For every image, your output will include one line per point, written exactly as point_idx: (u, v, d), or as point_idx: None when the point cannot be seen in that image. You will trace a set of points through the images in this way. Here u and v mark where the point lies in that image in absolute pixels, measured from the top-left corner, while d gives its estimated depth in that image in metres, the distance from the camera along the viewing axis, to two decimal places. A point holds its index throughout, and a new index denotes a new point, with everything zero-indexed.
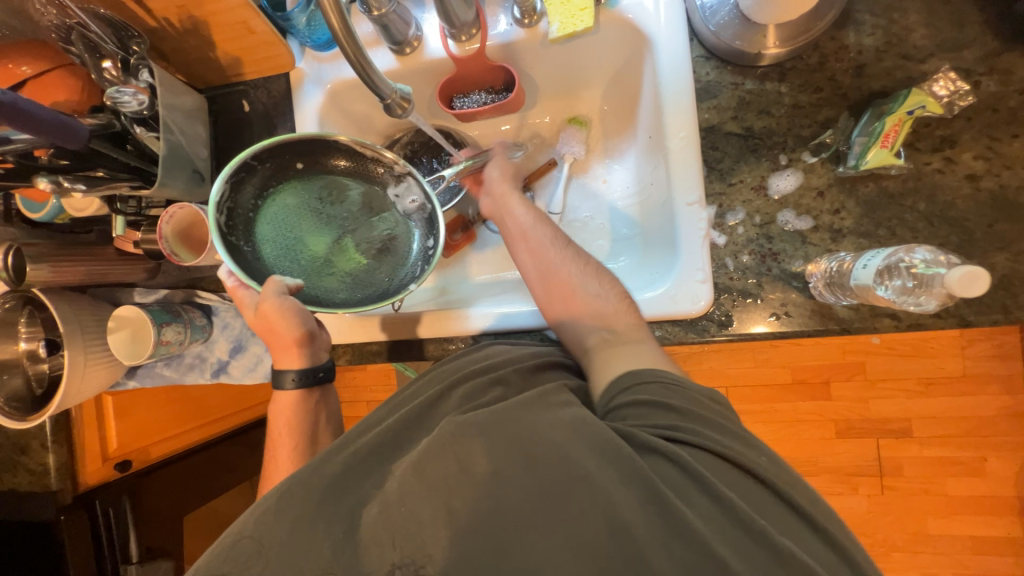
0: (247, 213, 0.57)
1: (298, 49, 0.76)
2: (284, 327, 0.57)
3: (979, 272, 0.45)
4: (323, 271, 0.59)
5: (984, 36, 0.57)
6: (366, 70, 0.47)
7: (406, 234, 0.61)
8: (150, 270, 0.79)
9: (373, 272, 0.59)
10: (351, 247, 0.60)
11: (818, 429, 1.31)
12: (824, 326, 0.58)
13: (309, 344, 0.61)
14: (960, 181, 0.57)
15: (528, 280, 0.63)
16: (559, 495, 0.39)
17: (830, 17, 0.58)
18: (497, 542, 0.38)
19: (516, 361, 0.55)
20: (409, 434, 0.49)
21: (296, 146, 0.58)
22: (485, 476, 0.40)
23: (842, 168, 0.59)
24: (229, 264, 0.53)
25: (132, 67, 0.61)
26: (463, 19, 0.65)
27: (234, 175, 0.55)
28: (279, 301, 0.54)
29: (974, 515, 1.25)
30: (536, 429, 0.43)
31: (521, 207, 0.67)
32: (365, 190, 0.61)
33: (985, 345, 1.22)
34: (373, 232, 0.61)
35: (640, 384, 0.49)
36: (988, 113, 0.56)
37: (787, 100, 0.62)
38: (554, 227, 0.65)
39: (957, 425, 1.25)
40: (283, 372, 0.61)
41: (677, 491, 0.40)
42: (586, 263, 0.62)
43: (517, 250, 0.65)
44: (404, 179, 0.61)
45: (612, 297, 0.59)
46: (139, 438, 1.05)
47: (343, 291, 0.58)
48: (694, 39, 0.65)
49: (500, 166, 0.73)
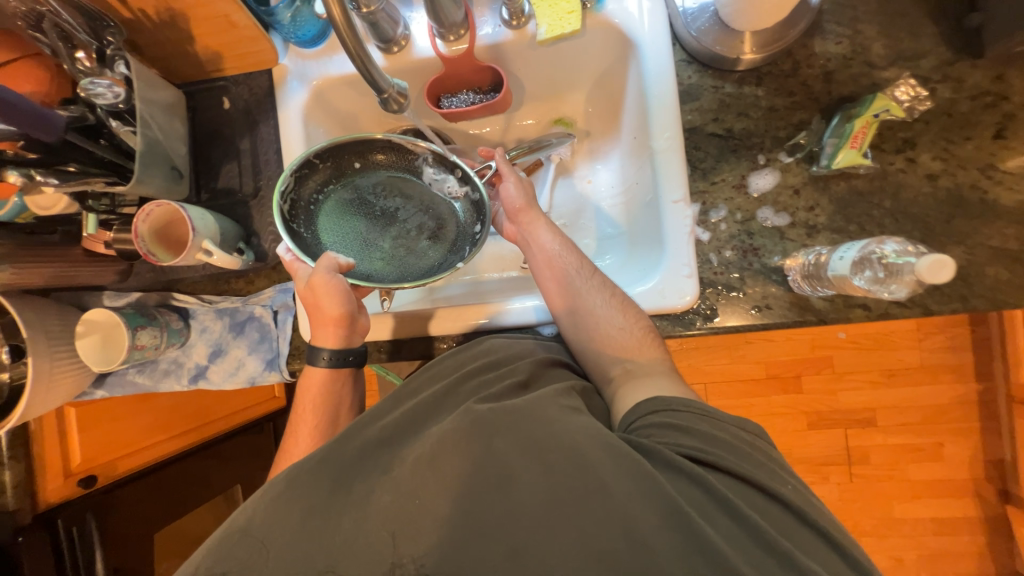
0: (309, 205, 0.65)
1: (282, 45, 0.74)
2: (327, 303, 0.60)
3: (945, 259, 0.48)
4: (375, 254, 0.65)
5: (938, 47, 0.62)
6: (367, 64, 0.47)
7: (451, 220, 0.67)
8: (122, 271, 0.76)
9: (420, 254, 0.66)
10: (402, 233, 0.66)
11: (792, 422, 1.37)
12: (802, 317, 0.61)
13: (348, 327, 0.62)
14: (921, 181, 0.61)
15: (552, 307, 0.63)
16: (581, 507, 0.42)
17: (801, 25, 0.62)
18: (512, 544, 0.41)
19: (529, 354, 0.59)
20: (415, 435, 0.51)
21: (352, 147, 0.65)
22: (498, 477, 0.44)
23: (815, 168, 0.63)
24: (289, 244, 0.61)
25: (109, 58, 0.59)
26: (452, 19, 0.66)
27: (298, 171, 0.63)
28: (328, 276, 0.60)
29: (934, 498, 1.33)
30: (551, 432, 0.46)
31: (546, 235, 0.66)
32: (417, 185, 0.68)
33: (939, 337, 1.31)
34: (422, 220, 0.67)
35: (668, 411, 0.50)
36: (943, 118, 0.61)
37: (764, 103, 0.65)
38: (580, 255, 0.65)
39: (917, 414, 1.33)
40: (318, 348, 0.62)
41: (699, 510, 0.42)
42: (612, 292, 0.62)
43: (542, 276, 0.65)
44: (452, 172, 0.66)
45: (637, 330, 0.60)
46: (107, 453, 1.00)
47: (390, 272, 0.64)
48: (676, 44, 0.68)
49: (518, 189, 0.69)
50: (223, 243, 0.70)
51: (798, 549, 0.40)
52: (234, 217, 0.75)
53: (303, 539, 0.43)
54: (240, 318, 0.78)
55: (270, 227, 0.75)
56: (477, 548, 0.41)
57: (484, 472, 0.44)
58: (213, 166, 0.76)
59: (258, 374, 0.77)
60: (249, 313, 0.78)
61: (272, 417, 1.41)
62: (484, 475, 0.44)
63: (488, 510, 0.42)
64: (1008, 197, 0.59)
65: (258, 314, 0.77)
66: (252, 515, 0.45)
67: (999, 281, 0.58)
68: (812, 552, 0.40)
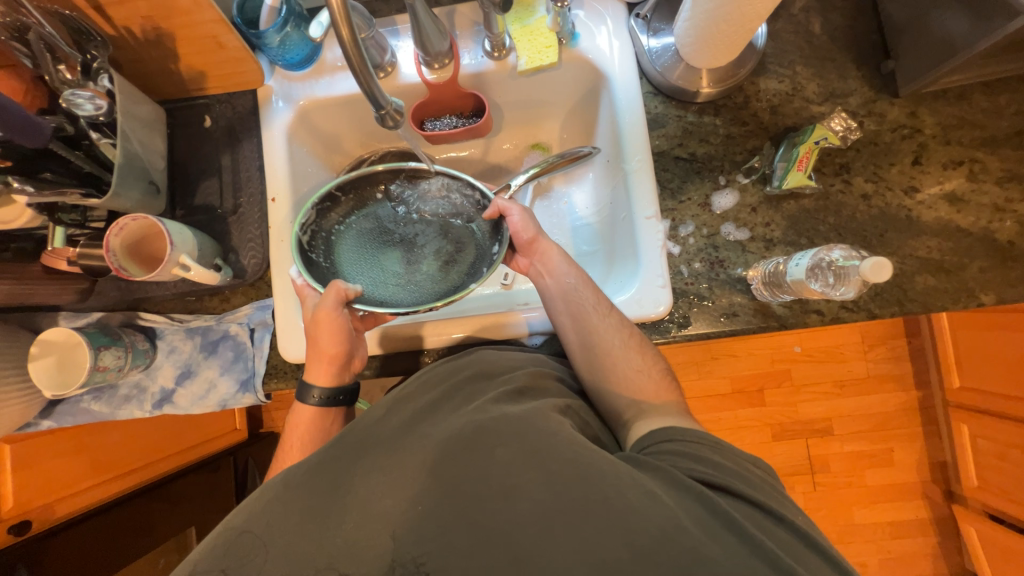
0: (328, 235, 0.68)
1: (267, 67, 0.76)
2: (326, 341, 0.62)
3: (883, 262, 0.56)
4: (392, 279, 0.69)
5: (862, 87, 0.72)
6: (369, 83, 0.49)
7: (469, 244, 0.70)
8: (83, 291, 0.71)
9: (438, 278, 0.69)
10: (421, 258, 0.70)
11: (757, 434, 1.43)
12: (766, 323, 0.67)
13: (342, 364, 0.65)
14: (857, 200, 0.69)
15: (568, 344, 0.65)
16: (583, 516, 0.44)
17: (750, 65, 0.71)
18: (517, 554, 0.43)
19: (523, 366, 0.62)
20: (408, 448, 0.53)
21: (372, 179, 0.69)
22: (503, 488, 0.47)
23: (769, 188, 0.70)
24: (303, 271, 0.63)
25: (93, 71, 0.61)
26: (437, 48, 0.69)
27: (320, 204, 0.67)
28: (334, 310, 0.62)
29: (889, 502, 1.41)
30: (552, 441, 0.49)
31: (564, 268, 0.67)
32: (441, 208, 0.71)
33: (882, 348, 1.43)
34: (440, 246, 0.70)
35: (681, 441, 0.52)
36: (871, 147, 0.70)
37: (722, 131, 0.73)
38: (597, 292, 0.65)
39: (869, 421, 1.42)
40: (310, 385, 0.64)
41: (706, 529, 0.43)
42: (630, 332, 0.64)
43: (557, 312, 0.66)
44: (473, 196, 0.69)
45: (654, 372, 0.62)
46: (44, 494, 0.90)
47: (405, 297, 0.67)
48: (643, 78, 0.75)
49: (526, 222, 0.67)
50: (200, 259, 0.69)
51: (788, 556, 0.42)
52: (212, 233, 0.74)
53: (302, 542, 0.47)
54: (213, 337, 0.75)
55: (250, 244, 0.74)
56: (478, 554, 0.44)
57: (488, 482, 0.47)
58: (190, 183, 0.75)
59: (231, 396, 0.74)
60: (223, 331, 0.74)
61: (233, 450, 1.32)
62: (488, 483, 0.47)
63: (489, 518, 0.45)
64: (928, 214, 0.68)
65: (234, 332, 0.74)
66: (250, 527, 0.48)
67: (928, 287, 0.66)
68: (782, 545, 0.44)
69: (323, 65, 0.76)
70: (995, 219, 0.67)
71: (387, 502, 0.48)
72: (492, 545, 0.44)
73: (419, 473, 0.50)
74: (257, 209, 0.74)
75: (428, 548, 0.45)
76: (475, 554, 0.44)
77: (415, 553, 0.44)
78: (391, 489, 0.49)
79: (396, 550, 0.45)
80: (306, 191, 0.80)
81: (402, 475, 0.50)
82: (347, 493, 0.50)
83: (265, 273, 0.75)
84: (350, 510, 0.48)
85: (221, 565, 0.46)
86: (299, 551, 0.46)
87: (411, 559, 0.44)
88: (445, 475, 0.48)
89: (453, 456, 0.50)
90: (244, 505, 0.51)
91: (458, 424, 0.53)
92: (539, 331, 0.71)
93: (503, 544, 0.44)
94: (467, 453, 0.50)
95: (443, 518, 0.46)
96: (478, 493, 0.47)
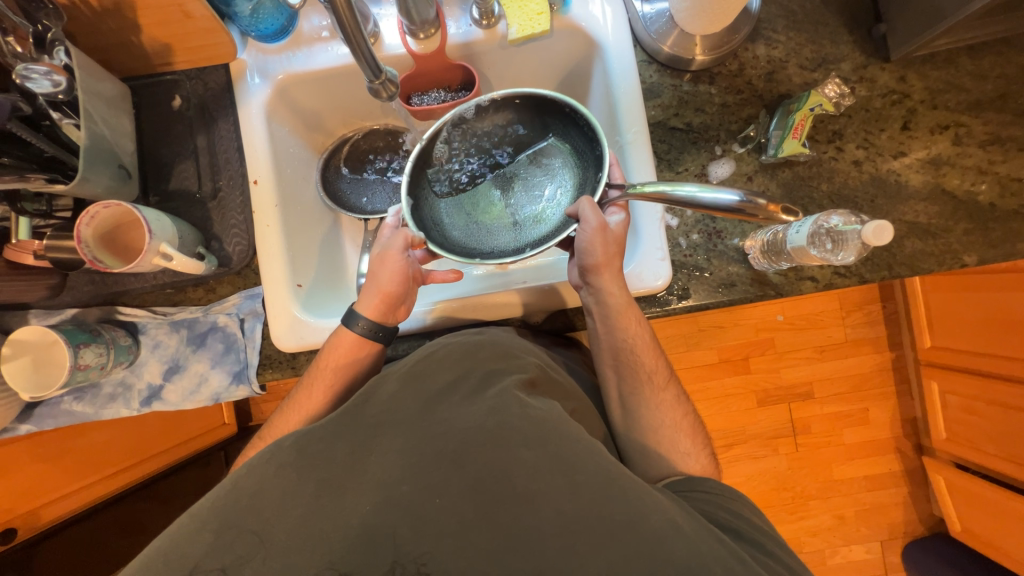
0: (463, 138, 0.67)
1: (240, 39, 0.71)
2: (385, 278, 0.63)
3: (884, 224, 0.59)
4: (472, 205, 0.69)
5: (854, 52, 0.72)
6: (356, 42, 0.49)
7: (545, 217, 0.67)
8: (53, 287, 0.67)
9: (497, 232, 0.68)
10: (509, 205, 0.69)
11: (742, 401, 1.49)
12: (762, 292, 0.68)
13: (394, 303, 0.64)
14: (849, 166, 0.70)
15: (608, 396, 0.66)
16: (595, 528, 0.44)
17: (744, 31, 0.69)
18: (523, 555, 0.44)
19: (531, 353, 0.61)
20: (418, 443, 0.51)
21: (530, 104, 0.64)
22: (513, 483, 0.47)
23: (764, 157, 0.70)
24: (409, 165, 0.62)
25: (46, 43, 0.56)
26: (423, 16, 0.65)
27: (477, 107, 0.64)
28: (398, 254, 0.63)
29: (866, 457, 1.49)
30: (576, 451, 0.48)
31: (630, 327, 0.62)
32: (563, 168, 0.67)
33: (860, 313, 1.47)
34: (530, 205, 0.68)
35: (717, 496, 0.56)
36: (862, 113, 0.71)
37: (717, 100, 0.72)
38: (654, 363, 0.64)
39: (847, 383, 1.49)
40: (358, 313, 0.63)
41: (716, 554, 0.45)
42: (685, 413, 0.65)
43: (605, 363, 0.65)
44: (599, 171, 0.62)
45: (703, 458, 0.63)
46: (26, 501, 0.83)
47: (461, 225, 0.68)
48: (637, 46, 0.74)
49: (598, 243, 0.58)
50: (181, 248, 0.65)
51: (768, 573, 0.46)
52: (191, 219, 0.70)
53: (300, 536, 0.46)
54: (200, 329, 0.71)
55: (234, 230, 0.70)
56: (483, 545, 0.45)
57: (499, 478, 0.47)
58: (164, 166, 0.71)
59: (224, 389, 0.71)
60: (211, 323, 0.71)
61: (223, 445, 1.25)
62: (496, 477, 0.48)
63: (496, 513, 0.46)
64: (916, 178, 0.70)
65: (222, 323, 0.71)
66: (249, 530, 0.46)
67: (915, 251, 0.68)
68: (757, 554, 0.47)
69: (300, 36, 0.71)
70: (977, 181, 0.69)
71: (402, 487, 0.48)
72: (501, 531, 0.45)
73: (436, 464, 0.49)
74: (237, 193, 0.71)
75: (431, 549, 0.45)
76: (486, 539, 0.45)
77: (416, 553, 0.45)
78: (408, 476, 0.48)
79: (397, 550, 0.45)
80: (290, 174, 0.75)
81: (407, 467, 0.49)
82: (348, 491, 0.48)
83: (252, 260, 0.71)
84: (354, 508, 0.47)
85: (222, 564, 0.44)
86: (303, 542, 0.46)
87: (424, 553, 0.45)
88: (455, 472, 0.48)
89: (467, 454, 0.49)
90: (244, 470, 0.49)
91: (478, 418, 0.52)
92: (539, 312, 0.71)
93: (513, 529, 0.45)
94: (483, 452, 0.49)
95: (455, 508, 0.47)
96: (485, 486, 0.47)
